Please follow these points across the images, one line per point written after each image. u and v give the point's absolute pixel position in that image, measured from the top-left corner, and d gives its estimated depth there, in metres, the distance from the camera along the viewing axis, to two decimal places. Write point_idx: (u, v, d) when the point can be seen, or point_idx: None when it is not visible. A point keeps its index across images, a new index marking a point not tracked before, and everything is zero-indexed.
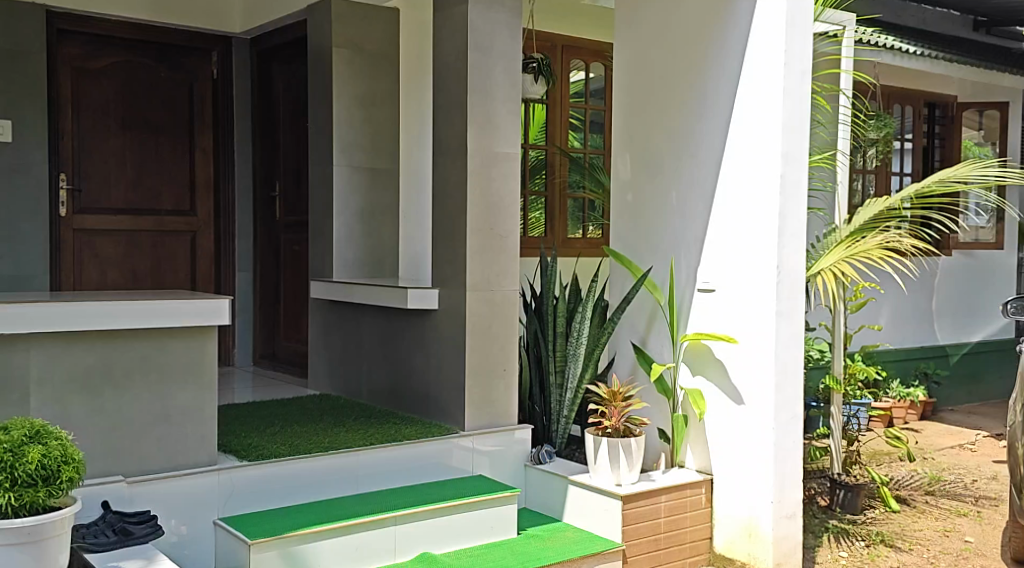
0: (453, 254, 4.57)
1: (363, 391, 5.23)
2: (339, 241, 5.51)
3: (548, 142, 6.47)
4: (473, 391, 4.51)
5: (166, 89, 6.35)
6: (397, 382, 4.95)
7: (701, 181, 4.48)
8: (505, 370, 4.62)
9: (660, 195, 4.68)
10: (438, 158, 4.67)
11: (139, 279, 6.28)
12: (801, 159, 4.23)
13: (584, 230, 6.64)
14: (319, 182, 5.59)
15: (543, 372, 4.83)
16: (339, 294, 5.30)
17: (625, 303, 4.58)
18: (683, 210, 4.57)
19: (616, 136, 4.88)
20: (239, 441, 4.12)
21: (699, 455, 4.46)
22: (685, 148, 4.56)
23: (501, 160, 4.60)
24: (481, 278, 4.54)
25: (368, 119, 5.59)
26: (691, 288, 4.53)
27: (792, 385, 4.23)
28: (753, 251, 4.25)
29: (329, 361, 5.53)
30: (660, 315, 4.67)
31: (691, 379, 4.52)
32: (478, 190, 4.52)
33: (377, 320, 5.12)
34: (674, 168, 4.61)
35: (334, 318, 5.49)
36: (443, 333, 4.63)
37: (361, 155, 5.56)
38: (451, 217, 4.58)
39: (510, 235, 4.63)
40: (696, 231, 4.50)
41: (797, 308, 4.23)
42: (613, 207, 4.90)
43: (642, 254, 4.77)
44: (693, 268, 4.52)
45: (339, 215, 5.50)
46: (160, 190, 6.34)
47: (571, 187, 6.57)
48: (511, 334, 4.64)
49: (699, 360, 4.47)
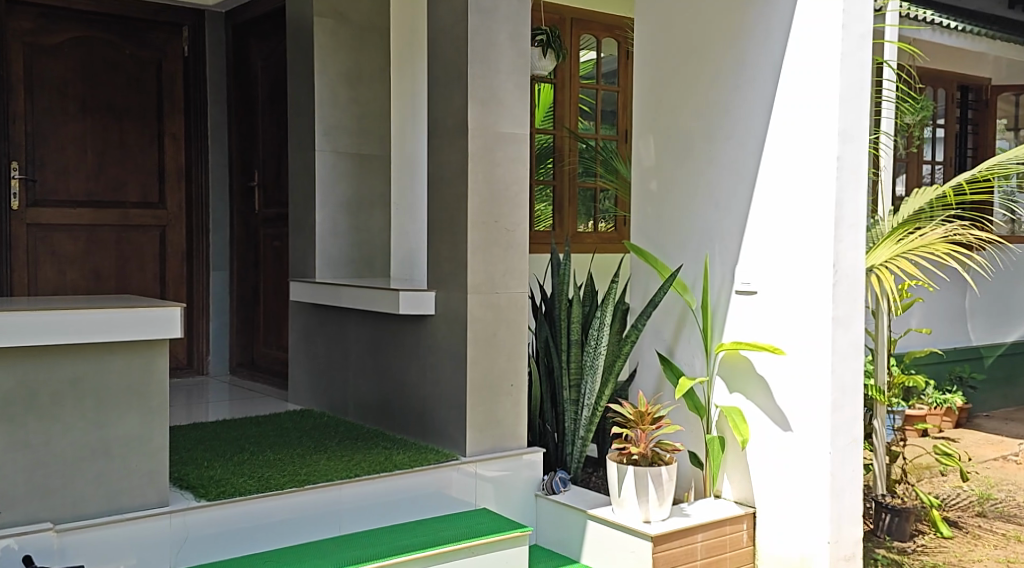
0: (452, 251, 3.93)
1: (349, 408, 4.60)
2: (322, 236, 4.88)
3: (556, 125, 5.84)
4: (476, 410, 3.89)
5: (131, 68, 5.70)
6: (388, 397, 4.32)
7: (739, 165, 3.86)
8: (512, 386, 4.00)
9: (689, 183, 4.05)
10: (433, 141, 4.04)
11: (102, 280, 5.63)
12: (861, 138, 3.60)
13: (594, 223, 6.02)
14: (300, 170, 4.94)
15: (555, 386, 4.21)
16: (322, 297, 4.66)
17: (651, 306, 3.95)
18: (718, 199, 3.94)
19: (637, 115, 4.27)
20: (198, 474, 3.49)
21: (739, 484, 3.84)
22: (719, 126, 3.93)
23: (507, 142, 3.97)
24: (486, 279, 3.91)
25: (356, 98, 4.94)
26: (728, 289, 3.90)
27: (850, 404, 3.61)
28: (805, 245, 3.62)
29: (311, 372, 4.89)
30: (693, 321, 4.04)
31: (727, 396, 3.89)
32: (481, 177, 3.89)
33: (365, 326, 4.49)
34: (705, 150, 3.99)
35: (316, 323, 4.85)
36: (441, 342, 4.00)
37: (347, 139, 4.92)
38: (449, 207, 3.95)
39: (518, 229, 4.00)
40: (734, 222, 3.87)
41: (856, 313, 3.61)
42: (633, 196, 4.29)
43: (668, 250, 4.14)
44: (733, 265, 3.87)
45: (323, 207, 4.86)
46: (125, 180, 5.69)
47: (582, 175, 5.97)
48: (520, 344, 4.01)
49: (738, 373, 3.84)
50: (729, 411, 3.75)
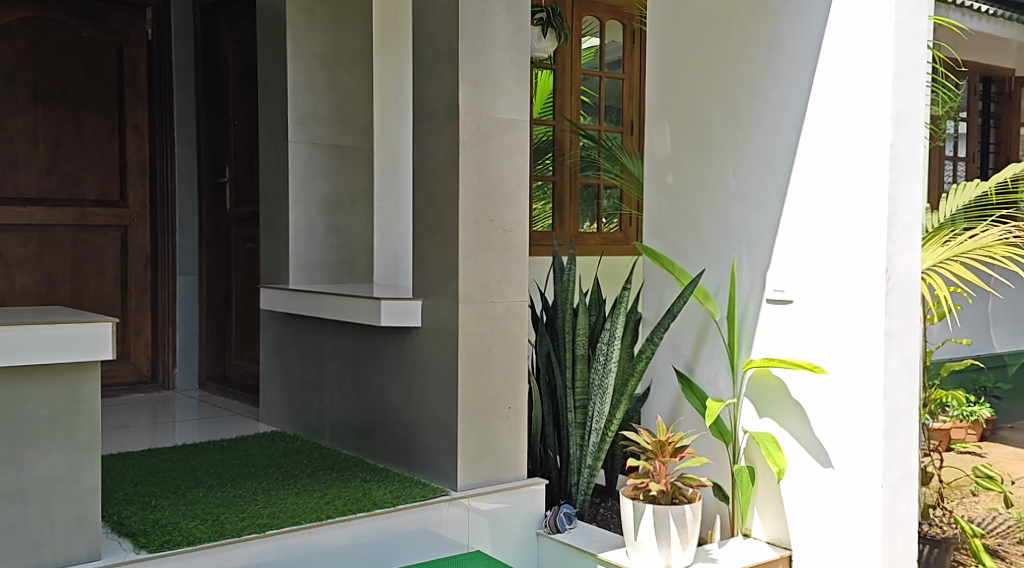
0: (443, 255, 3.42)
1: (326, 430, 4.08)
2: (297, 237, 4.35)
3: (557, 116, 5.34)
4: (468, 437, 3.38)
5: (89, 52, 5.16)
6: (369, 420, 3.81)
7: (771, 155, 3.35)
8: (510, 408, 3.49)
9: (712, 177, 3.54)
10: (419, 128, 3.53)
11: (56, 286, 5.09)
12: (916, 122, 3.09)
13: (597, 222, 5.52)
14: (271, 164, 4.42)
15: (559, 407, 3.70)
16: (295, 306, 4.12)
17: (669, 317, 3.45)
18: (745, 195, 3.43)
19: (651, 101, 3.77)
20: (142, 517, 2.98)
21: (771, 521, 3.34)
22: (747, 111, 3.43)
23: (504, 129, 3.45)
24: (479, 286, 3.40)
25: (334, 83, 4.42)
26: (758, 297, 3.39)
27: (903, 433, 3.11)
28: (851, 248, 3.12)
29: (284, 389, 4.36)
30: (717, 334, 3.54)
31: (756, 421, 3.39)
32: (474, 168, 3.37)
33: (344, 339, 3.97)
34: (730, 138, 3.48)
35: (289, 334, 4.32)
36: (428, 359, 3.49)
37: (324, 129, 4.40)
38: (438, 204, 3.43)
39: (516, 229, 3.49)
40: (765, 220, 3.37)
41: (910, 326, 3.11)
42: (647, 191, 3.78)
43: (686, 253, 3.64)
44: (764, 270, 3.37)
45: (297, 205, 4.33)
46: (82, 176, 5.15)
47: (583, 170, 5.47)
48: (519, 362, 3.50)
49: (770, 395, 3.34)
50: (761, 439, 3.25)
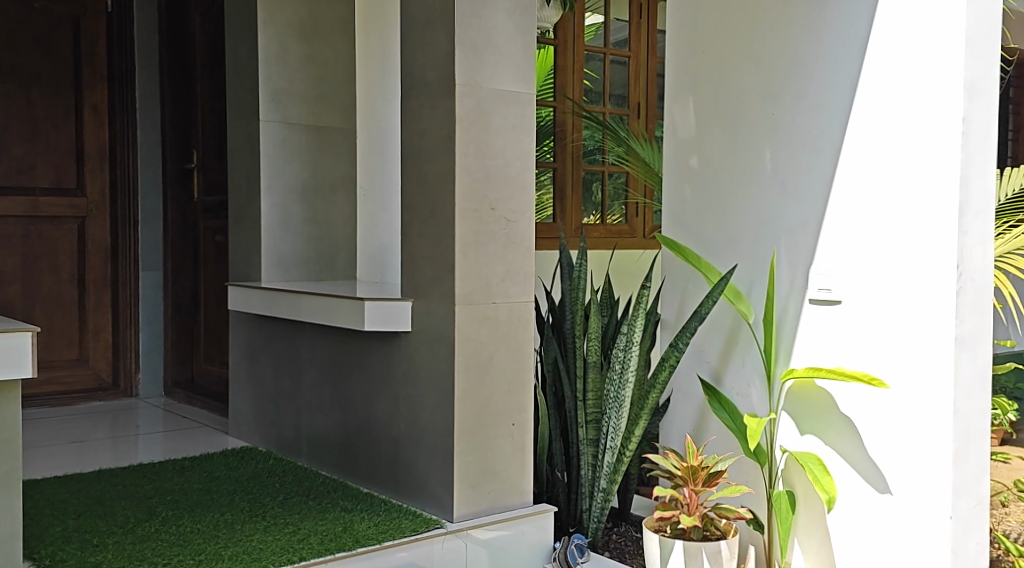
0: (437, 249, 2.96)
1: (302, 447, 3.61)
2: (271, 229, 3.87)
3: (558, 96, 4.90)
4: (466, 459, 2.92)
5: (42, 24, 4.65)
6: (352, 437, 3.34)
7: (816, 134, 2.92)
8: (514, 425, 3.03)
9: (745, 159, 3.10)
10: (409, 103, 3.06)
11: (5, 283, 4.59)
12: (991, 94, 2.67)
13: (600, 213, 5.09)
14: (241, 146, 3.94)
15: (569, 422, 3.26)
16: (267, 307, 3.64)
17: (696, 320, 3.00)
18: (785, 179, 3.00)
19: (672, 75, 3.33)
20: (80, 561, 2.51)
21: (816, 556, 2.91)
22: (787, 83, 2.99)
23: (507, 103, 2.99)
24: (478, 285, 2.94)
25: (313, 57, 3.94)
26: (800, 298, 2.96)
27: (975, 455, 2.69)
28: (914, 239, 2.69)
29: (255, 400, 3.88)
30: (751, 338, 3.09)
31: (798, 441, 2.96)
32: (472, 148, 2.91)
33: (323, 344, 3.50)
34: (766, 115, 3.05)
35: (261, 338, 3.84)
36: (421, 369, 3.02)
37: (301, 108, 3.93)
38: (431, 191, 2.97)
39: (521, 218, 3.03)
40: (809, 207, 2.93)
41: (983, 331, 2.68)
42: (668, 177, 3.34)
43: (715, 245, 3.20)
44: (808, 265, 2.93)
45: (270, 193, 3.85)
46: (34, 162, 4.65)
47: (587, 156, 5.02)
48: (524, 371, 3.05)
49: (816, 411, 2.90)
50: (807, 461, 2.81)
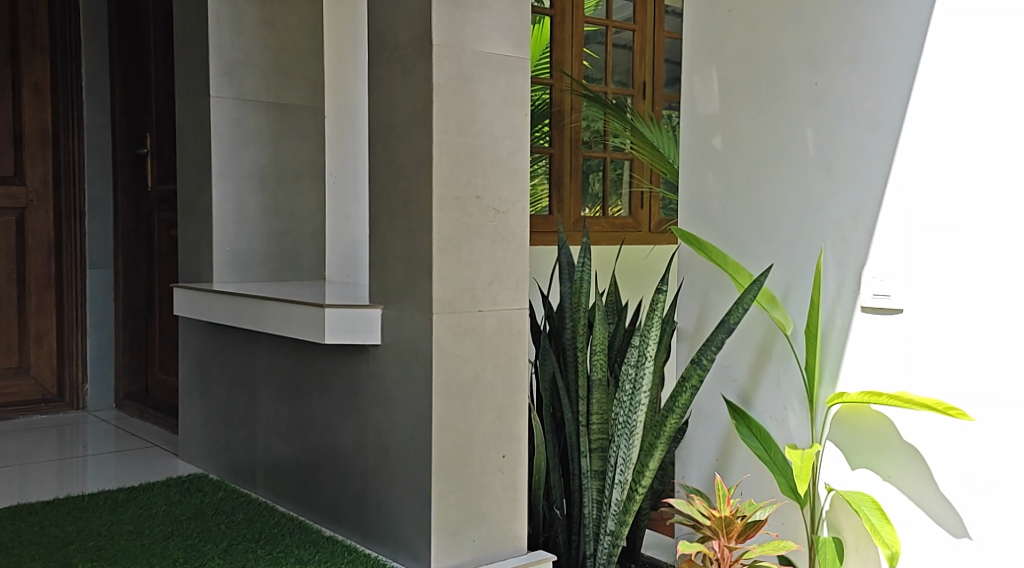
0: (411, 245, 2.44)
1: (258, 478, 3.09)
2: (224, 222, 3.35)
3: (555, 72, 4.39)
4: (447, 501, 2.41)
5: None
6: (315, 468, 2.83)
7: (871, 107, 2.42)
8: (504, 457, 2.52)
9: (780, 139, 2.61)
10: (377, 69, 2.54)
11: None
12: None
13: (602, 205, 4.59)
14: (190, 126, 3.42)
15: (569, 450, 2.74)
16: (215, 312, 3.12)
17: (723, 332, 2.50)
18: (831, 163, 2.50)
19: (691, 40, 2.82)
20: None
21: None
22: (833, 46, 2.49)
23: (495, 69, 2.47)
24: (460, 289, 2.42)
25: (272, 23, 3.42)
26: (851, 306, 2.46)
27: None
28: (996, 238, 2.22)
29: (207, 419, 3.36)
30: (788, 353, 2.60)
31: (847, 478, 2.48)
32: (452, 123, 2.39)
33: (280, 356, 2.98)
34: (807, 86, 2.55)
35: (212, 348, 3.33)
36: (392, 391, 2.51)
37: (259, 82, 3.40)
38: (404, 176, 2.45)
39: (511, 209, 2.51)
40: (863, 195, 2.44)
41: None
42: (687, 160, 2.85)
43: (742, 241, 2.71)
44: (860, 265, 2.44)
45: (222, 180, 3.34)
46: None
47: (588, 140, 4.51)
48: (516, 393, 2.54)
49: (871, 443, 2.43)
50: (862, 503, 2.33)
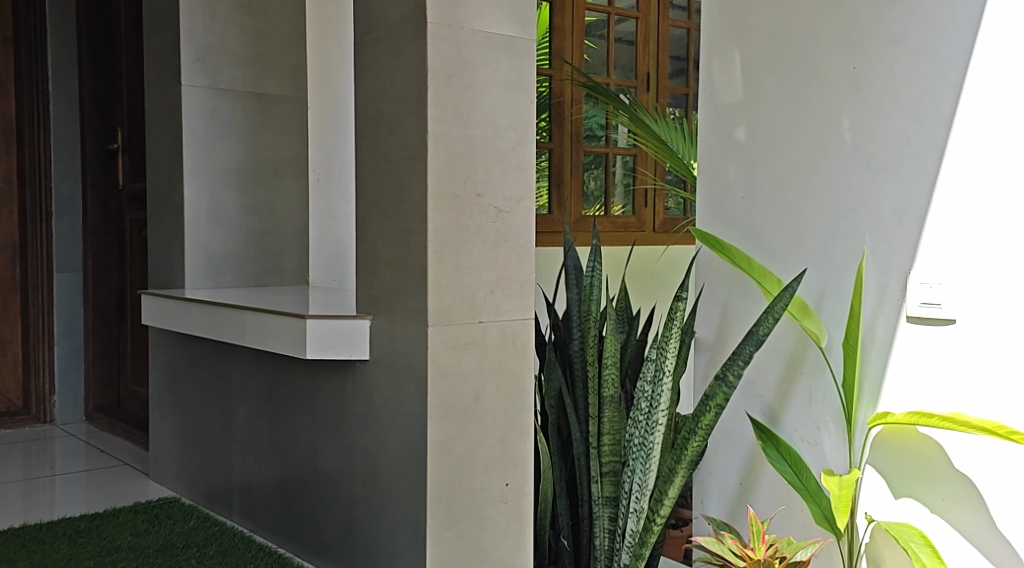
0: (403, 249, 2.17)
1: (234, 503, 2.83)
2: (197, 222, 3.08)
3: (554, 62, 4.14)
4: (443, 536, 2.15)
5: None
6: (296, 495, 2.56)
7: (919, 93, 2.16)
8: (508, 486, 2.25)
9: (812, 130, 2.35)
10: (365, 51, 2.26)
11: None
12: None
13: (605, 203, 4.34)
14: (160, 117, 3.15)
15: (578, 475, 2.48)
16: (187, 321, 2.84)
17: (751, 344, 2.24)
18: (870, 155, 2.25)
19: (711, 22, 2.56)
20: None
21: None
22: (873, 25, 2.24)
23: (497, 51, 2.20)
24: (459, 298, 2.15)
25: (251, 6, 3.14)
26: (896, 315, 2.21)
27: None
28: None
29: (179, 438, 3.09)
30: (822, 367, 2.34)
31: (890, 508, 2.23)
32: (449, 111, 2.12)
33: (258, 371, 2.71)
34: (843, 70, 2.29)
35: (184, 360, 3.05)
36: (383, 413, 2.24)
37: (237, 70, 3.13)
38: (395, 170, 2.18)
39: (515, 208, 2.24)
40: (908, 191, 2.18)
41: None
42: (706, 154, 2.59)
43: (768, 243, 2.45)
44: (905, 270, 2.19)
45: (195, 176, 3.06)
46: None
47: (588, 134, 4.26)
48: (521, 413, 2.27)
49: (918, 469, 2.18)
50: (909, 537, 2.08)
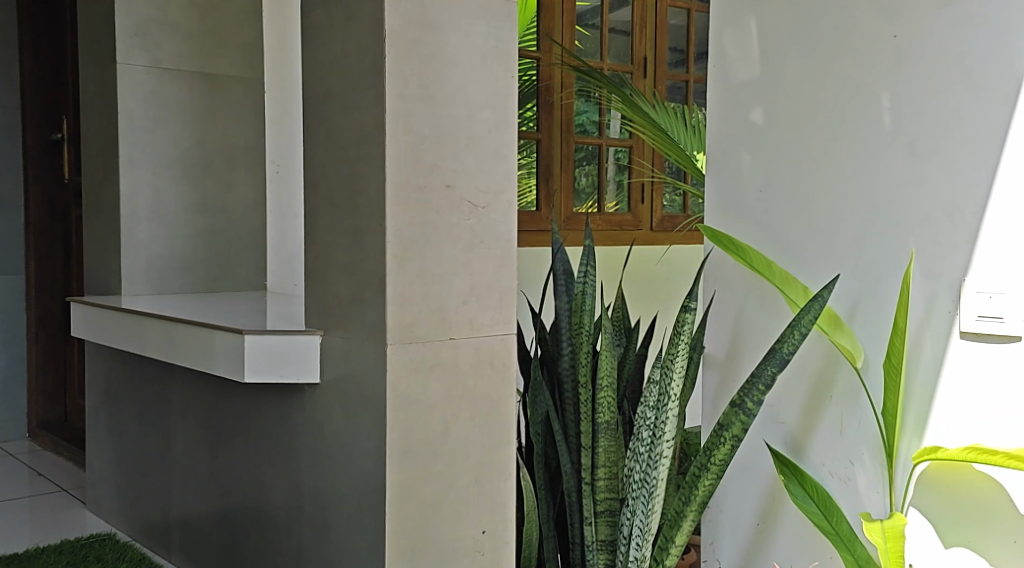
0: (358, 251, 1.81)
1: (174, 541, 2.46)
2: (137, 218, 2.71)
3: (543, 45, 3.78)
4: None
5: None
6: (240, 537, 2.20)
7: (974, 64, 1.81)
8: (485, 533, 1.89)
9: (844, 109, 1.99)
10: (314, 16, 1.90)
11: None
12: None
13: (599, 199, 3.97)
14: (95, 100, 2.77)
15: (568, 514, 2.11)
16: (117, 333, 2.47)
17: (773, 363, 1.88)
18: (915, 138, 1.89)
19: None
20: None
21: None
22: None
23: (470, 14, 1.84)
24: (424, 309, 1.79)
25: None
26: (949, 330, 1.85)
27: None
28: None
29: (116, 465, 2.72)
30: (857, 389, 1.99)
31: (940, 559, 1.88)
32: (411, 85, 1.76)
33: (200, 393, 2.34)
34: (880, 37, 1.94)
35: (121, 376, 2.68)
36: (335, 447, 1.88)
37: (182, 47, 2.76)
38: (349, 157, 1.82)
39: (490, 202, 1.88)
40: (962, 181, 1.83)
41: None
42: (718, 139, 2.22)
43: (791, 243, 2.09)
44: (959, 276, 1.83)
45: (134, 166, 2.69)
46: None
47: (580, 124, 3.90)
48: (501, 446, 1.91)
49: (974, 513, 1.82)
50: None
